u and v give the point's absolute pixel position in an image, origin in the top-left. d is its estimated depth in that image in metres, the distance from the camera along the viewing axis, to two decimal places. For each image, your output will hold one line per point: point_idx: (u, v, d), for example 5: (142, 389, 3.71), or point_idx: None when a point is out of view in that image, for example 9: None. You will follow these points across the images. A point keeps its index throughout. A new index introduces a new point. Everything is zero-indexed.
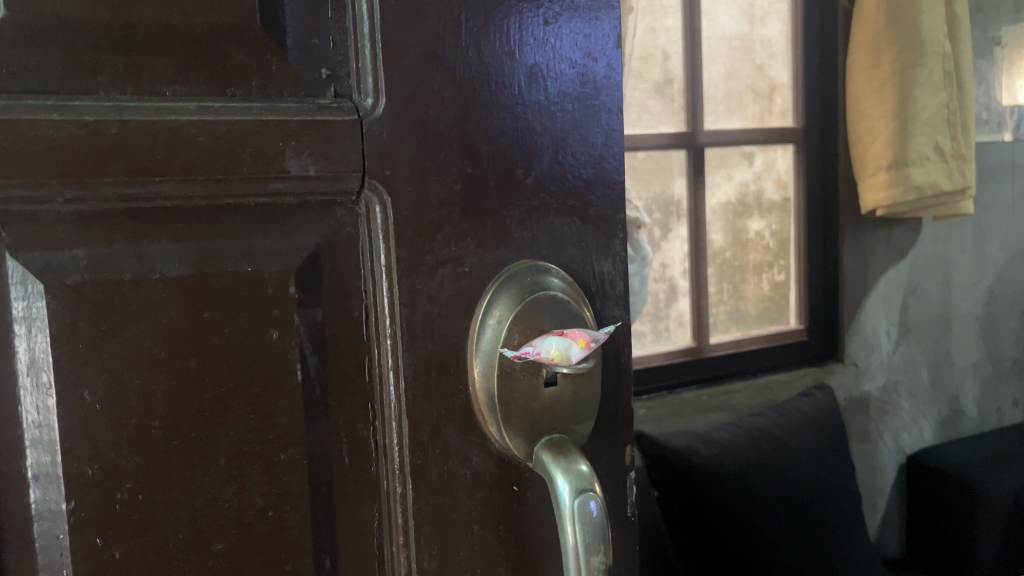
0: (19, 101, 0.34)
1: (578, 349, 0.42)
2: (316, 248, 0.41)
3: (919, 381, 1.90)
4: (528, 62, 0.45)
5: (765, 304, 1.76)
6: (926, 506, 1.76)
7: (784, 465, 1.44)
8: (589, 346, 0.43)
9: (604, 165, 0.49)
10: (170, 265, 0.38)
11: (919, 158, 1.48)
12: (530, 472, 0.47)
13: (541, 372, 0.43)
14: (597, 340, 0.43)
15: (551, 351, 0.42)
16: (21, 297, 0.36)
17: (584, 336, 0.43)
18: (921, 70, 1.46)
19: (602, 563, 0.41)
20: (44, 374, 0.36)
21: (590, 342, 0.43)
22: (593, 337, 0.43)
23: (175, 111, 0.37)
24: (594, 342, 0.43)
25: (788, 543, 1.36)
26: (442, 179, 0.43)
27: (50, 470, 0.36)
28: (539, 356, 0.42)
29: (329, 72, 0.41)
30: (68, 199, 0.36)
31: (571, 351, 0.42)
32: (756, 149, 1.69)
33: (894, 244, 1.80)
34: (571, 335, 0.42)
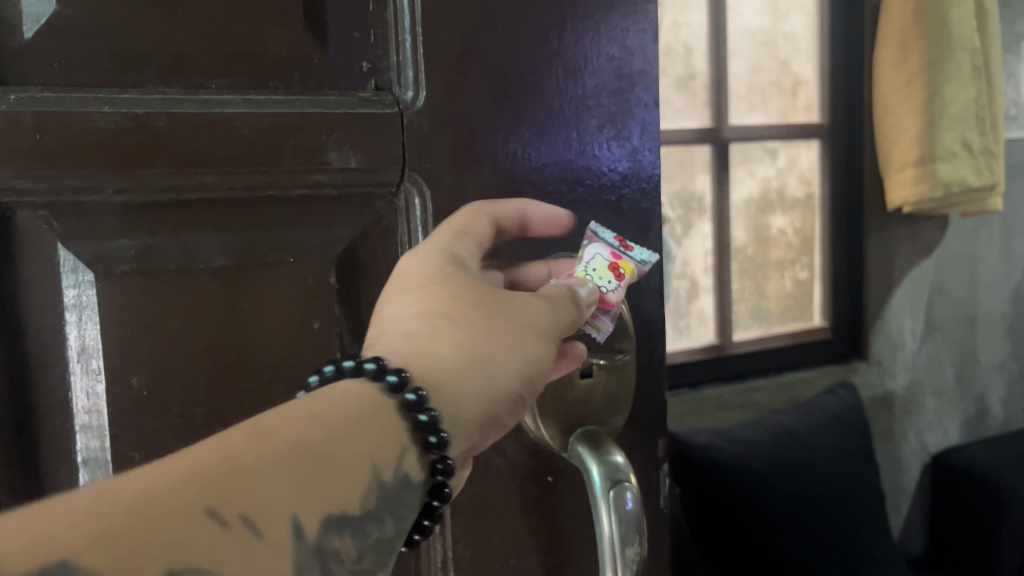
0: (69, 95, 0.35)
1: (607, 247, 0.45)
2: (355, 238, 0.42)
3: (944, 381, 1.64)
4: (567, 56, 0.45)
5: (785, 302, 1.52)
6: (952, 517, 1.54)
7: (807, 464, 1.25)
8: (545, 215, 0.44)
9: (639, 160, 0.49)
10: (213, 255, 0.39)
11: (947, 154, 1.26)
12: (564, 464, 0.48)
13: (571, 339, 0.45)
14: (534, 204, 0.44)
15: (615, 290, 0.45)
16: (72, 285, 0.37)
17: (515, 218, 0.43)
18: (952, 64, 1.24)
19: (638, 555, 0.42)
20: (93, 361, 0.37)
21: (524, 213, 0.44)
22: (517, 209, 0.43)
23: (219, 105, 0.38)
24: (530, 205, 0.44)
25: (817, 544, 1.19)
26: (479, 172, 0.44)
27: (99, 454, 0.38)
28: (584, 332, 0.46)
29: (368, 66, 0.41)
30: (116, 190, 0.36)
31: (621, 270, 0.45)
32: (778, 143, 1.44)
33: (921, 240, 1.53)
34: (511, 235, 0.44)
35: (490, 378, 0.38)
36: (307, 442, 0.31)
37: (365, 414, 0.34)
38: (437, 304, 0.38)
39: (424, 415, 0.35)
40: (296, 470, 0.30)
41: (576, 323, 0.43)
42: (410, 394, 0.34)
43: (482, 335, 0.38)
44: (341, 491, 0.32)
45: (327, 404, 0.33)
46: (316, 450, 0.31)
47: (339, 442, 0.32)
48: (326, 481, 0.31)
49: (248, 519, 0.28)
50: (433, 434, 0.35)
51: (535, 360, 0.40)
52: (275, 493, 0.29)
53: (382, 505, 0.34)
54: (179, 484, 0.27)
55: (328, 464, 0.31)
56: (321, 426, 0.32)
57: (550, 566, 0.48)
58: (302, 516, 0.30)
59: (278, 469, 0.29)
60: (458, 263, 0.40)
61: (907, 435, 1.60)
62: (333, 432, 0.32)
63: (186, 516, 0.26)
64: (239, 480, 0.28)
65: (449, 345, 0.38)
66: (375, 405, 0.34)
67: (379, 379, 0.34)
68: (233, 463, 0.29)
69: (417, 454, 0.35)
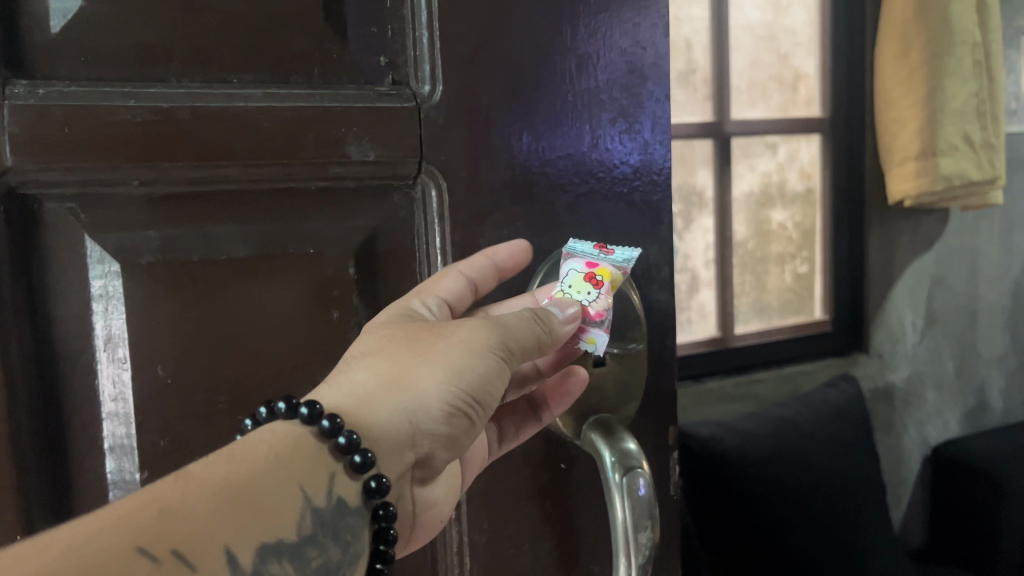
0: (97, 88, 0.36)
1: (581, 259, 0.46)
2: (373, 230, 0.43)
3: (944, 373, 1.61)
4: (580, 51, 0.46)
5: (786, 296, 1.50)
6: (952, 510, 1.53)
7: (807, 457, 1.19)
8: (510, 257, 0.44)
9: (650, 153, 0.50)
10: (236, 246, 0.40)
11: (949, 147, 1.25)
12: (575, 450, 0.49)
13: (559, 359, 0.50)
14: (497, 247, 0.44)
15: (600, 298, 0.45)
16: (99, 275, 0.37)
17: (486, 269, 0.43)
18: (952, 58, 1.24)
19: (650, 539, 0.44)
20: (120, 349, 0.38)
21: (495, 260, 0.44)
22: (486, 257, 0.43)
23: (242, 98, 0.38)
24: (496, 250, 0.44)
25: (822, 538, 1.14)
26: (495, 165, 0.45)
27: (126, 441, 0.38)
28: (583, 348, 0.47)
29: (386, 60, 0.42)
30: (141, 181, 0.37)
31: (597, 278, 0.45)
32: (778, 138, 1.42)
33: (921, 233, 1.51)
34: (487, 287, 0.44)
35: (419, 400, 0.39)
36: (228, 477, 0.32)
37: (300, 448, 0.35)
38: (369, 347, 0.39)
39: (358, 457, 0.36)
40: (221, 503, 0.31)
41: (544, 336, 0.43)
42: (324, 420, 0.35)
43: (406, 361, 0.39)
44: (275, 518, 0.33)
45: (247, 442, 0.34)
46: (238, 483, 0.32)
47: (262, 473, 0.33)
48: (255, 511, 0.32)
49: (179, 552, 0.29)
50: (357, 454, 0.36)
51: (474, 375, 0.41)
52: (207, 526, 0.30)
53: (320, 530, 0.35)
54: (105, 530, 0.28)
55: (254, 495, 0.32)
56: (240, 461, 0.33)
57: (563, 551, 0.49)
58: (236, 547, 0.31)
59: (205, 505, 0.30)
60: (406, 312, 0.42)
61: (907, 427, 1.58)
62: (255, 465, 0.33)
63: (116, 554, 0.27)
64: (168, 517, 0.29)
65: (366, 374, 0.39)
66: (293, 437, 0.36)
67: (291, 415, 0.36)
68: (159, 503, 0.29)
69: (348, 478, 0.37)
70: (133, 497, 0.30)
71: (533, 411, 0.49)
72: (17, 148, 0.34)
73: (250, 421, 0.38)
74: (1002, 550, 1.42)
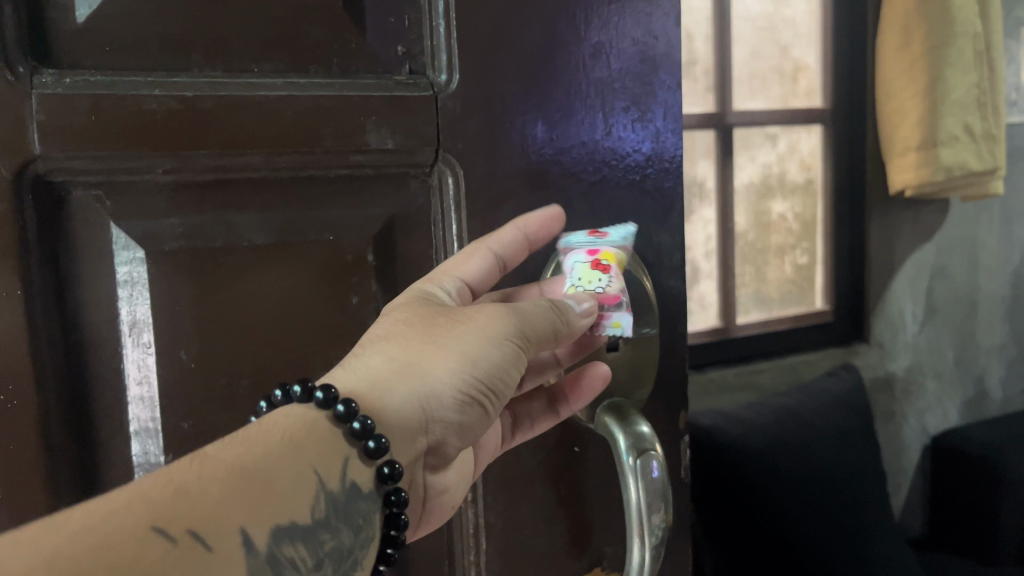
0: (122, 78, 0.37)
1: (582, 248, 0.46)
2: (391, 217, 0.44)
3: (945, 362, 1.62)
4: (593, 40, 0.47)
5: (786, 287, 1.50)
6: (952, 498, 1.54)
7: (809, 444, 1.20)
8: (542, 222, 0.45)
9: (661, 141, 0.50)
10: (257, 233, 0.40)
11: (949, 138, 1.25)
12: (588, 434, 0.50)
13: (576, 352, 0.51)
14: (529, 216, 0.44)
15: (613, 281, 0.46)
16: (125, 262, 0.38)
17: (518, 241, 0.44)
18: (953, 49, 1.24)
19: (663, 521, 0.45)
20: (145, 334, 0.38)
21: (526, 231, 0.44)
22: (516, 229, 0.44)
23: (264, 87, 0.39)
24: (527, 219, 0.44)
25: (825, 526, 1.14)
26: (511, 154, 0.45)
27: (150, 424, 0.39)
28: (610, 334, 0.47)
29: (403, 50, 0.43)
30: (166, 169, 0.38)
31: (604, 263, 0.46)
32: (778, 128, 1.42)
33: (921, 224, 1.51)
34: (517, 257, 0.45)
35: (433, 385, 0.40)
36: (242, 460, 0.32)
37: (314, 434, 0.36)
38: (386, 332, 0.40)
39: (372, 442, 0.37)
40: (234, 485, 0.32)
41: (561, 328, 0.44)
42: (339, 404, 0.36)
43: (421, 347, 0.40)
44: (288, 501, 0.33)
45: (262, 426, 0.35)
46: (251, 464, 0.33)
47: (276, 456, 0.34)
48: (268, 494, 0.33)
49: (195, 532, 0.29)
50: (371, 439, 0.37)
51: (489, 362, 0.42)
52: (221, 507, 0.31)
53: (333, 513, 0.35)
54: (121, 512, 0.28)
55: (267, 477, 0.33)
56: (253, 445, 0.34)
57: (577, 533, 0.50)
58: (249, 528, 0.31)
59: (219, 488, 0.31)
60: (428, 297, 0.42)
61: (907, 416, 1.59)
62: (268, 448, 0.34)
63: (135, 533, 0.28)
64: (183, 499, 0.30)
65: (382, 360, 0.39)
66: (308, 420, 0.36)
67: (307, 399, 0.37)
68: (173, 486, 0.30)
69: (360, 462, 0.37)
70: (147, 481, 0.30)
71: (551, 406, 0.49)
72: (46, 137, 0.35)
73: (266, 404, 0.39)
74: (1003, 539, 1.43)
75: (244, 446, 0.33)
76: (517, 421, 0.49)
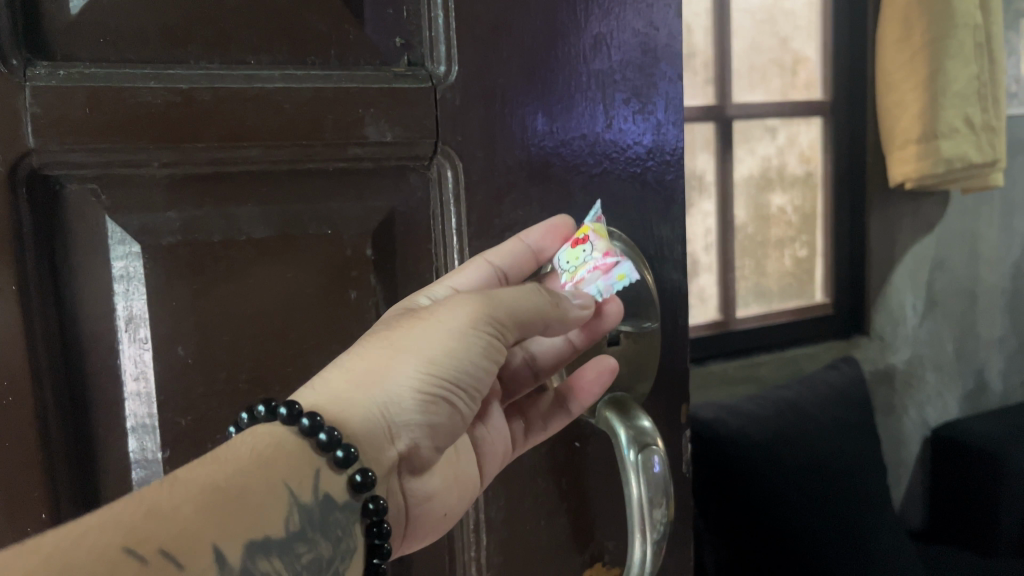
0: (118, 70, 0.36)
1: (561, 242, 0.46)
2: (390, 211, 0.43)
3: (945, 354, 1.62)
4: (594, 31, 0.46)
5: (786, 280, 1.49)
6: (952, 490, 1.54)
7: (810, 437, 1.20)
8: (544, 236, 0.45)
9: (663, 133, 0.50)
10: (256, 227, 0.40)
11: (950, 130, 1.25)
12: (590, 429, 0.50)
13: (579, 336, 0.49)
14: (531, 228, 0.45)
15: (595, 246, 0.44)
16: (121, 257, 0.37)
17: (519, 252, 0.45)
18: (954, 41, 1.23)
19: (664, 516, 0.44)
20: (141, 329, 0.38)
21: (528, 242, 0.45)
22: (517, 240, 0.45)
23: (261, 80, 0.39)
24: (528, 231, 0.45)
25: (825, 519, 1.14)
26: (511, 147, 0.45)
27: (147, 421, 0.39)
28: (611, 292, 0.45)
29: (402, 41, 0.43)
30: (163, 162, 0.37)
31: (582, 237, 0.45)
32: (778, 121, 1.41)
33: (922, 216, 1.51)
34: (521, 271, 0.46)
35: (393, 392, 0.39)
36: (214, 477, 0.32)
37: (282, 448, 0.36)
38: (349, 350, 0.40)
39: (341, 452, 0.37)
40: (208, 502, 0.32)
41: (550, 310, 0.43)
42: (303, 418, 0.36)
43: (380, 356, 0.39)
44: (262, 515, 0.33)
45: (233, 444, 0.35)
46: (224, 482, 0.33)
47: (248, 473, 0.34)
48: (239, 508, 0.33)
49: (166, 551, 0.29)
50: (340, 449, 0.37)
51: (456, 357, 0.41)
52: (194, 524, 0.30)
53: (309, 526, 0.35)
54: (89, 535, 0.28)
55: (240, 493, 0.33)
56: (225, 462, 0.34)
57: (579, 528, 0.50)
58: (224, 544, 0.31)
59: (189, 503, 0.31)
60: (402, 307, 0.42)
61: (907, 408, 1.59)
62: (241, 464, 0.34)
63: (102, 557, 0.27)
64: (154, 517, 0.30)
65: (339, 376, 0.39)
66: (277, 438, 0.36)
67: (273, 415, 0.37)
68: (147, 504, 0.30)
69: (333, 474, 0.37)
70: (113, 504, 0.30)
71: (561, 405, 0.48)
72: (41, 130, 0.35)
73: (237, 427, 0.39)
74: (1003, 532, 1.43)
75: (212, 464, 0.33)
76: (529, 424, 0.49)
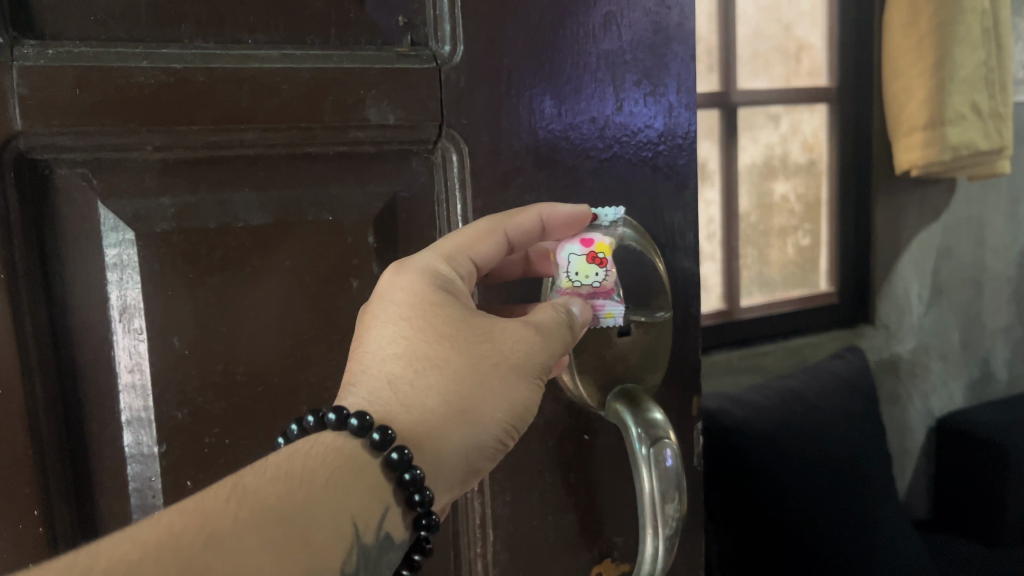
0: (108, 49, 0.35)
1: (574, 239, 0.43)
2: (392, 197, 0.42)
3: (950, 343, 1.60)
4: (604, 9, 0.45)
5: (790, 269, 1.47)
6: (956, 481, 1.53)
7: (815, 428, 1.19)
8: (563, 215, 0.43)
9: (674, 116, 0.48)
10: (253, 213, 0.38)
11: (956, 117, 1.23)
12: (600, 422, 0.48)
13: (534, 293, 0.47)
14: (555, 208, 0.43)
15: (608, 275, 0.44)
16: (114, 244, 0.36)
17: (534, 227, 0.42)
18: (961, 26, 1.21)
19: (677, 511, 0.43)
20: (136, 320, 0.37)
21: (546, 219, 0.42)
22: (536, 215, 0.42)
23: (258, 59, 0.37)
24: (552, 209, 0.42)
25: (831, 513, 1.12)
26: (518, 132, 0.43)
27: (142, 415, 0.37)
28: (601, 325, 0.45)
29: (405, 20, 0.41)
30: (156, 146, 0.36)
31: (600, 256, 0.43)
32: (782, 109, 1.39)
33: (929, 204, 1.49)
34: (528, 242, 0.43)
35: (478, 429, 0.38)
36: (284, 505, 0.31)
37: (361, 477, 0.34)
38: (405, 348, 0.37)
39: (418, 497, 0.35)
40: (271, 530, 0.30)
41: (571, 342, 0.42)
42: (394, 452, 0.34)
43: (472, 389, 0.38)
44: (326, 554, 0.31)
45: (312, 467, 0.33)
46: (295, 511, 0.31)
47: (323, 503, 0.32)
48: (303, 543, 0.31)
49: None
50: (417, 493, 0.35)
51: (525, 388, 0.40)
52: (255, 557, 0.29)
53: (363, 566, 0.33)
54: (149, 561, 0.27)
55: (310, 526, 0.31)
56: (303, 486, 0.32)
57: (586, 523, 0.48)
58: None
59: (253, 534, 0.29)
60: (434, 276, 0.39)
61: (912, 397, 1.57)
62: (314, 493, 0.32)
63: None
64: (214, 548, 0.28)
65: (437, 400, 0.37)
66: (356, 462, 0.34)
67: (363, 435, 0.34)
68: (209, 529, 0.29)
69: (400, 512, 0.35)
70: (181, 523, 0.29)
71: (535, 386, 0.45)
72: (29, 113, 0.33)
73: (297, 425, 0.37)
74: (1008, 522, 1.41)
75: (289, 491, 0.31)
76: None
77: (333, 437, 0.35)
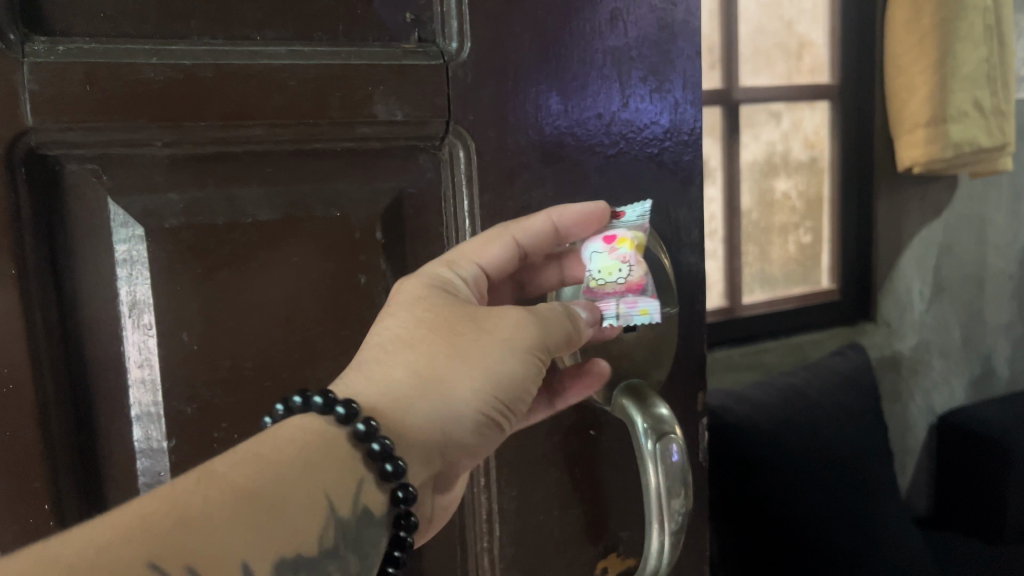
0: (117, 45, 0.35)
1: (597, 237, 0.45)
2: (399, 193, 0.42)
3: (951, 340, 1.60)
4: (610, 6, 0.45)
5: (791, 266, 1.48)
6: (957, 478, 1.53)
7: (817, 425, 1.19)
8: (577, 216, 0.43)
9: (680, 113, 0.48)
10: (261, 209, 0.38)
11: (958, 113, 1.23)
12: (605, 417, 0.48)
13: None
14: (567, 208, 0.43)
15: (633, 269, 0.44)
16: (123, 240, 0.36)
17: (546, 230, 0.43)
18: (963, 23, 1.21)
19: (683, 506, 0.43)
20: (145, 315, 0.37)
21: (558, 221, 0.43)
22: (547, 219, 0.43)
23: (268, 55, 0.37)
24: (564, 210, 0.43)
25: (831, 510, 1.13)
26: (524, 128, 0.43)
27: (151, 409, 0.38)
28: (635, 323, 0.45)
29: (412, 17, 0.41)
30: (165, 142, 0.36)
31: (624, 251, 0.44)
32: (783, 106, 1.39)
33: (931, 201, 1.49)
34: (544, 242, 0.44)
35: (454, 409, 0.40)
36: (251, 482, 0.32)
37: (330, 453, 0.35)
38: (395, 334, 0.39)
39: (389, 467, 0.36)
40: (240, 509, 0.31)
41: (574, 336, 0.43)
42: (360, 423, 0.35)
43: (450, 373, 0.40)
44: (294, 530, 0.32)
45: (280, 443, 0.34)
46: (264, 490, 0.32)
47: (293, 481, 0.33)
48: (271, 518, 0.32)
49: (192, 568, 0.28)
50: (389, 462, 0.36)
51: (511, 378, 0.41)
52: (222, 536, 0.30)
53: (341, 541, 0.34)
54: (118, 543, 0.27)
55: (279, 505, 0.32)
56: (272, 466, 0.33)
57: (592, 518, 0.49)
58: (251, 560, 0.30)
59: (222, 511, 0.30)
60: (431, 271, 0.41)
61: (913, 394, 1.57)
62: (283, 471, 0.33)
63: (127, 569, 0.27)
64: (184, 528, 0.29)
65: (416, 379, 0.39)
66: (324, 437, 0.35)
67: (328, 412, 0.36)
68: (179, 512, 0.29)
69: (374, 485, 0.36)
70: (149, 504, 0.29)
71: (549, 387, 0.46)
72: (39, 109, 0.33)
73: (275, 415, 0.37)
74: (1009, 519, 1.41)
75: (257, 469, 0.32)
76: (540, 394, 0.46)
77: (305, 416, 0.36)
